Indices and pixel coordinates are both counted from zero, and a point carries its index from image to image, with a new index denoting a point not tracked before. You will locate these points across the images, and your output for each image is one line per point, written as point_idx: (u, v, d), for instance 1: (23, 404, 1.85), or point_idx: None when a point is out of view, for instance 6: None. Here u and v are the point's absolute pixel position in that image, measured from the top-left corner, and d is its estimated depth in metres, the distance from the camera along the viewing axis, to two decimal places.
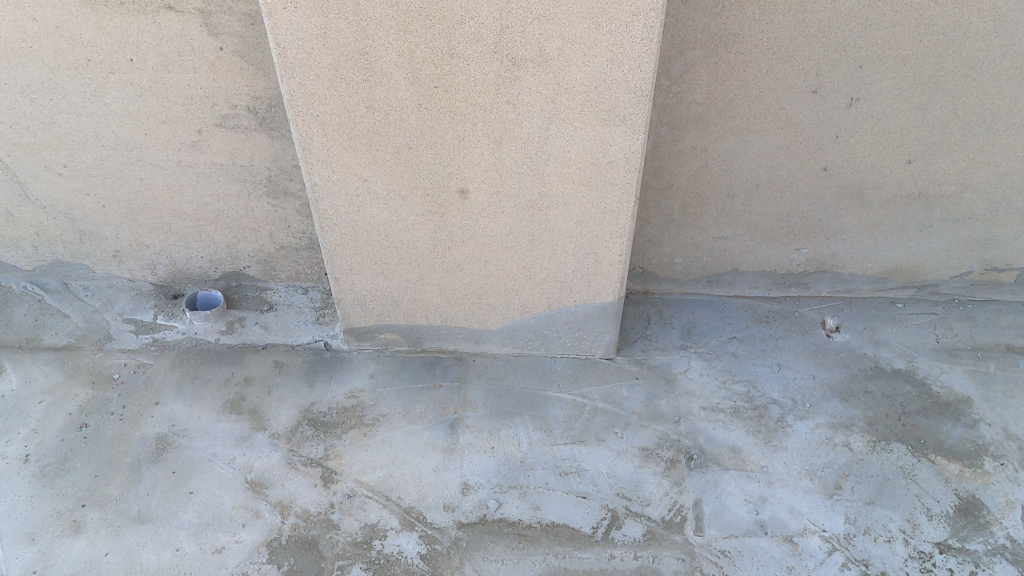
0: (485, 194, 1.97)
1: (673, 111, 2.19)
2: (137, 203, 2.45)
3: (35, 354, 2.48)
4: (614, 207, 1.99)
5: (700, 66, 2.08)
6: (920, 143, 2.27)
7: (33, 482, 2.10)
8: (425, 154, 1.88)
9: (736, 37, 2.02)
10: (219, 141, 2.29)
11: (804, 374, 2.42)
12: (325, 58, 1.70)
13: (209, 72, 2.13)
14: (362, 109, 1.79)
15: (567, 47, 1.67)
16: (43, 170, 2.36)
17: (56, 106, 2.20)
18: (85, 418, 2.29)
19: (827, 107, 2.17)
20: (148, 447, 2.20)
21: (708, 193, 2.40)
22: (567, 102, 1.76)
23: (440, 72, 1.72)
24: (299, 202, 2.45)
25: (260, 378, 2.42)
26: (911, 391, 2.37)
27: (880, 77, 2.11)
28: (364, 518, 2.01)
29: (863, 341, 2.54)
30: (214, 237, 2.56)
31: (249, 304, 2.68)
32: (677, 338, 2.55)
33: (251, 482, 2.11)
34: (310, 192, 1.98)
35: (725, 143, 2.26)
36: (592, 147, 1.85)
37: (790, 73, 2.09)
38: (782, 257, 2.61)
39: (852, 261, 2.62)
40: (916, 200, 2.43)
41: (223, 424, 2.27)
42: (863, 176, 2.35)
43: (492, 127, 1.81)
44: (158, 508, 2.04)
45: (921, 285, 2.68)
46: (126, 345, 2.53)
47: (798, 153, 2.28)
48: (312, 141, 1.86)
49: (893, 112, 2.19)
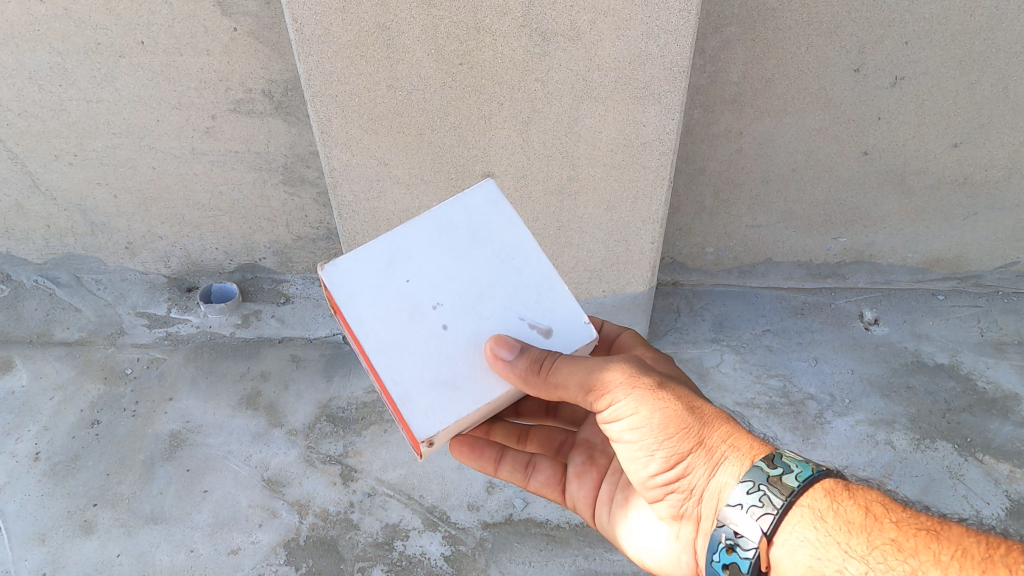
0: (512, 178, 1.88)
1: (707, 92, 2.08)
2: (150, 192, 2.37)
3: (45, 350, 2.42)
4: (646, 192, 1.89)
5: (737, 43, 1.96)
6: (967, 125, 2.16)
7: (43, 481, 2.03)
8: (449, 136, 1.80)
9: (775, 13, 1.90)
10: (233, 128, 2.20)
11: (843, 369, 2.32)
12: (344, 34, 1.61)
13: (223, 54, 2.03)
14: (383, 89, 1.71)
15: (599, 20, 1.57)
16: (53, 159, 2.28)
17: (65, 93, 2.12)
18: (97, 414, 2.22)
19: (870, 87, 2.06)
20: (162, 444, 2.13)
21: (742, 179, 2.30)
22: (599, 78, 1.67)
23: (465, 47, 1.63)
24: (316, 190, 2.36)
25: (276, 373, 2.34)
26: (955, 386, 2.26)
27: (926, 54, 2.00)
28: (384, 517, 1.94)
29: (903, 334, 2.44)
30: (229, 227, 2.49)
31: (265, 297, 2.60)
32: (708, 331, 2.45)
33: (268, 480, 2.03)
34: (329, 177, 1.89)
35: (761, 126, 2.15)
36: (625, 128, 1.76)
37: (830, 50, 1.98)
38: (818, 246, 2.50)
39: (891, 251, 2.51)
40: (960, 186, 2.32)
41: (239, 420, 2.19)
42: (904, 160, 2.24)
43: (520, 106, 1.73)
44: (172, 507, 1.97)
45: (964, 276, 2.57)
46: (139, 339, 2.45)
47: (838, 136, 2.18)
48: (329, 123, 1.77)
49: (939, 92, 2.08)
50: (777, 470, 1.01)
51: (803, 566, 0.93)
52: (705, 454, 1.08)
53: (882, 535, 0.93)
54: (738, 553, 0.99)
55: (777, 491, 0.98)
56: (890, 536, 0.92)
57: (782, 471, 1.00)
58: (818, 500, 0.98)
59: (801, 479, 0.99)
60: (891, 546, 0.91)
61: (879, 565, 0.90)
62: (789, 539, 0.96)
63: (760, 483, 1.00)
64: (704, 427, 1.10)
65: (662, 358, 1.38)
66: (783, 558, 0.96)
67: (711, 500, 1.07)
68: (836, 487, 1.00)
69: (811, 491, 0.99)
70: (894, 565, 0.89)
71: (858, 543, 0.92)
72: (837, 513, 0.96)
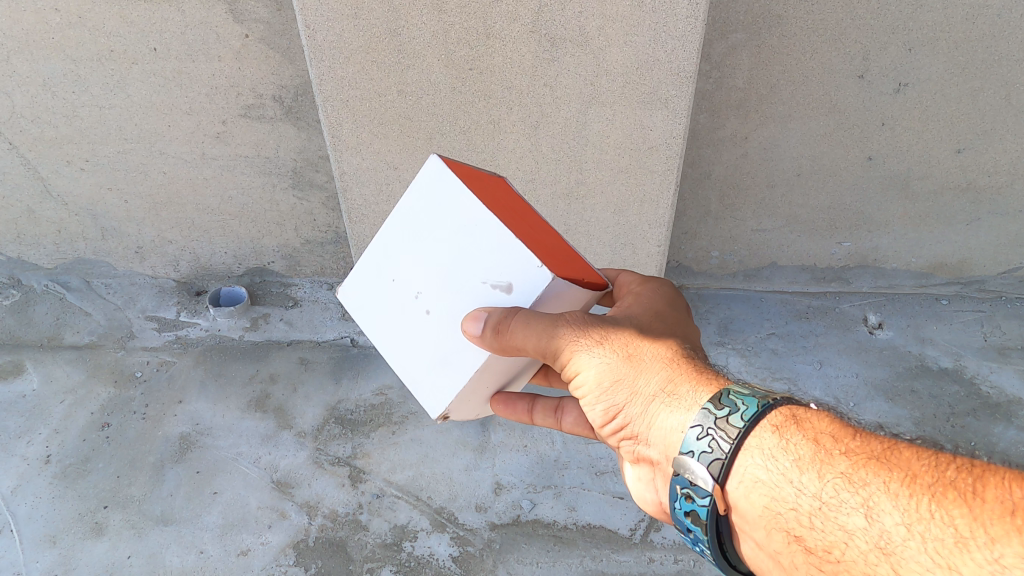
0: (520, 181, 1.91)
1: (712, 98, 2.10)
2: (161, 197, 2.40)
3: (55, 353, 2.43)
4: (653, 196, 1.91)
5: (743, 49, 1.98)
6: (970, 131, 2.18)
7: (54, 483, 2.05)
8: (458, 141, 1.83)
9: (780, 19, 1.92)
10: (243, 132, 2.21)
11: (847, 372, 2.33)
12: (356, 39, 1.63)
13: (235, 60, 2.04)
14: (394, 93, 1.73)
15: (607, 26, 1.59)
16: (65, 165, 2.31)
17: (78, 99, 2.14)
18: (107, 417, 2.24)
19: (874, 93, 2.08)
20: (172, 447, 2.15)
21: (747, 184, 2.32)
22: (607, 83, 1.69)
23: (475, 53, 1.65)
24: (325, 194, 2.38)
25: (285, 376, 2.35)
26: (959, 390, 2.27)
27: (930, 61, 2.02)
28: (393, 518, 1.96)
29: (907, 339, 2.45)
30: (238, 232, 2.51)
31: (274, 300, 2.62)
32: (714, 334, 2.46)
33: (277, 482, 2.05)
34: (340, 181, 1.92)
35: (767, 131, 2.17)
36: (632, 133, 1.78)
37: (835, 56, 2.00)
38: (822, 250, 2.52)
39: (894, 256, 2.53)
40: (963, 192, 2.34)
41: (248, 422, 2.21)
42: (908, 166, 2.27)
43: (528, 111, 1.76)
44: (182, 508, 1.99)
45: (967, 282, 2.59)
46: (148, 343, 2.47)
47: (843, 141, 2.20)
48: (341, 127, 1.80)
49: (943, 98, 2.10)
50: (723, 413, 0.86)
51: (760, 506, 0.81)
52: (638, 404, 0.99)
53: (834, 470, 0.76)
54: (695, 502, 0.87)
55: (724, 435, 0.84)
56: (841, 468, 0.76)
57: (727, 410, 0.86)
58: (766, 437, 0.83)
59: (745, 421, 0.84)
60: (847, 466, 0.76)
61: (830, 503, 0.75)
62: (740, 482, 0.83)
63: (704, 427, 0.86)
64: (642, 364, 1.02)
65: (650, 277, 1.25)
66: (739, 501, 0.83)
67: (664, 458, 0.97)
68: (787, 419, 0.85)
69: (757, 429, 0.84)
70: (846, 497, 0.74)
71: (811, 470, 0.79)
72: (790, 447, 0.81)
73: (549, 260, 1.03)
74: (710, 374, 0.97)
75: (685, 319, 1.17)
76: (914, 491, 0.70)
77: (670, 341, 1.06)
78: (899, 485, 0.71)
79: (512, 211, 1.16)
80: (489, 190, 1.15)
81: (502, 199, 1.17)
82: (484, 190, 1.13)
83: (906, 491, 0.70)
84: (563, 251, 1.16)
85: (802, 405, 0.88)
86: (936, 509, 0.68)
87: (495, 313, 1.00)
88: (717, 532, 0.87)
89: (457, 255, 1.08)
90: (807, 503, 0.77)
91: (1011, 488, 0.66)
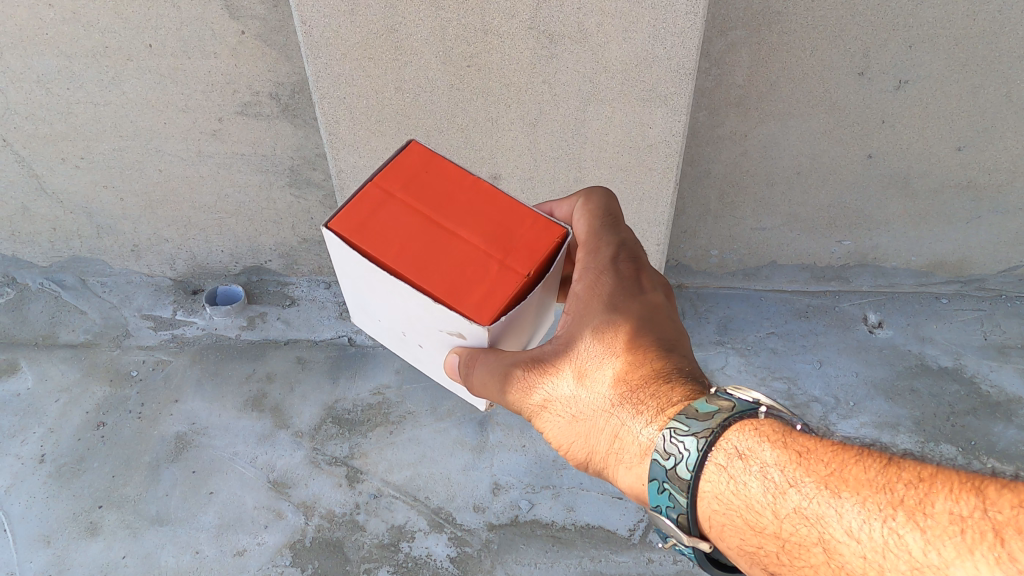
0: (518, 179, 1.90)
1: (712, 95, 2.09)
2: (157, 195, 2.38)
3: (51, 352, 2.42)
4: (652, 193, 1.90)
5: (742, 46, 1.97)
6: (970, 129, 2.16)
7: (48, 483, 2.05)
8: (456, 137, 1.81)
9: (780, 15, 1.90)
10: (240, 130, 2.20)
11: (847, 371, 2.32)
12: (352, 36, 1.62)
13: (230, 57, 2.02)
14: (391, 90, 1.72)
15: (606, 22, 1.58)
16: (60, 162, 2.29)
17: (72, 96, 2.12)
18: (102, 416, 2.22)
19: (874, 90, 2.07)
20: (167, 446, 2.13)
21: (747, 182, 2.31)
22: (606, 80, 1.68)
23: (473, 49, 1.64)
24: (322, 192, 2.37)
25: (281, 375, 2.34)
26: (959, 390, 2.26)
27: (930, 58, 2.00)
28: (390, 519, 1.96)
29: (907, 337, 2.44)
30: (235, 229, 2.49)
31: (271, 299, 2.61)
32: (713, 333, 2.45)
33: (274, 481, 2.04)
34: (337, 178, 1.90)
35: (766, 129, 2.16)
36: (631, 130, 1.77)
37: (835, 53, 1.98)
38: (822, 248, 2.51)
39: (895, 254, 2.52)
40: (964, 190, 2.33)
41: (244, 421, 2.20)
42: (909, 163, 2.26)
43: (527, 108, 1.74)
44: (178, 509, 1.98)
45: (968, 280, 2.58)
46: (144, 342, 2.46)
47: (843, 139, 2.19)
48: (338, 124, 1.78)
49: (943, 96, 2.08)
50: (670, 463, 0.80)
51: (732, 549, 0.76)
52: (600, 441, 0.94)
53: (789, 506, 0.71)
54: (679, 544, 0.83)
55: (680, 489, 0.79)
56: (794, 503, 0.71)
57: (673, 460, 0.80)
58: (716, 478, 0.77)
59: (693, 468, 0.78)
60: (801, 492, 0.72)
61: (795, 543, 0.70)
62: (709, 528, 0.78)
63: (661, 482, 0.80)
64: (595, 406, 0.96)
65: (592, 240, 1.14)
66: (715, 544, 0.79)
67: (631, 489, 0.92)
68: (730, 449, 0.78)
69: (706, 470, 0.78)
70: (807, 533, 0.69)
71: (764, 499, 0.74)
72: (741, 482, 0.76)
73: (482, 301, 0.97)
74: (652, 406, 0.89)
75: (638, 295, 1.07)
76: (869, 512, 0.66)
77: (616, 360, 0.97)
78: (856, 511, 0.67)
79: (440, 218, 1.05)
80: (401, 218, 1.04)
81: (425, 211, 1.05)
82: (396, 227, 1.02)
83: (865, 518, 0.66)
84: (510, 234, 1.05)
85: (744, 420, 0.80)
86: (892, 533, 0.64)
87: (466, 363, 1.02)
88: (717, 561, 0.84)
89: (399, 305, 1.03)
90: (772, 544, 0.72)
91: (962, 500, 0.63)
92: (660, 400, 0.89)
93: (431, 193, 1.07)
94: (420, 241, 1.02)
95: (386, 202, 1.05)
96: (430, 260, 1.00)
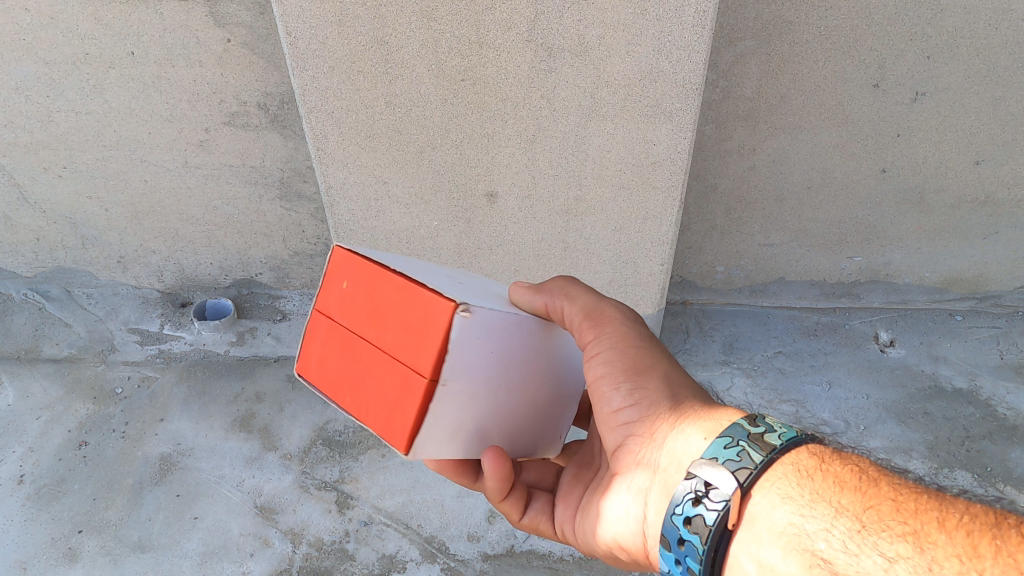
0: (515, 198, 1.81)
1: (719, 108, 1.99)
2: (142, 206, 2.30)
3: (33, 367, 2.35)
4: (656, 213, 1.82)
5: (751, 56, 1.88)
6: (989, 143, 2.08)
7: (27, 506, 1.97)
8: (450, 155, 1.73)
9: (791, 25, 1.81)
10: (227, 140, 2.11)
11: (858, 394, 2.23)
12: (340, 48, 1.53)
13: (217, 66, 1.94)
14: (381, 105, 1.63)
15: (608, 34, 1.49)
16: (41, 172, 2.21)
17: (53, 104, 2.04)
18: (85, 435, 2.15)
19: (889, 102, 1.98)
20: (151, 468, 2.06)
21: (755, 197, 2.22)
22: (608, 96, 1.59)
23: (467, 63, 1.55)
24: (313, 206, 2.29)
25: (271, 394, 2.26)
26: (974, 413, 2.17)
27: (949, 69, 1.91)
28: (381, 548, 1.87)
29: (920, 357, 2.35)
30: (225, 242, 2.41)
31: (261, 313, 2.52)
32: (718, 352, 2.37)
33: (261, 507, 1.96)
34: (325, 195, 1.81)
35: (776, 142, 2.07)
36: (634, 147, 1.69)
37: (849, 64, 1.89)
38: (832, 265, 2.43)
39: (908, 271, 2.43)
40: (981, 205, 2.24)
41: (232, 443, 2.12)
42: (925, 178, 2.16)
43: (524, 124, 1.66)
44: (160, 534, 1.90)
45: (983, 296, 2.49)
46: (130, 357, 2.39)
47: (856, 152, 2.10)
48: (326, 140, 1.70)
49: (961, 108, 1.99)
50: (759, 428, 0.87)
51: (783, 524, 0.77)
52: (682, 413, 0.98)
53: (878, 498, 0.77)
54: (703, 507, 0.81)
55: (758, 447, 0.84)
56: (888, 497, 0.77)
57: (764, 429, 0.87)
58: (804, 460, 0.84)
59: (786, 439, 0.84)
60: (889, 507, 0.75)
61: (875, 523, 0.73)
62: (771, 495, 0.80)
63: (738, 439, 0.86)
64: (653, 417, 1.00)
65: (601, 303, 1.11)
66: (760, 515, 0.79)
67: (671, 453, 0.94)
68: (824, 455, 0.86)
69: (795, 451, 0.85)
70: (893, 522, 0.73)
71: (850, 502, 0.77)
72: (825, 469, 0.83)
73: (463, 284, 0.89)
74: (727, 413, 0.95)
75: None
76: (969, 527, 0.71)
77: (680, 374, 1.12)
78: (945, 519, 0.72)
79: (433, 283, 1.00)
80: None
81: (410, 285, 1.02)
82: None
83: (967, 536, 0.70)
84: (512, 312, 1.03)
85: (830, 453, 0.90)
86: (975, 539, 0.69)
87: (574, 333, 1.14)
88: (713, 547, 0.80)
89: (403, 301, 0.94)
90: (846, 524, 0.74)
91: None
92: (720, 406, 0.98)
93: (353, 303, 0.93)
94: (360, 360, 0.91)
95: (331, 330, 0.95)
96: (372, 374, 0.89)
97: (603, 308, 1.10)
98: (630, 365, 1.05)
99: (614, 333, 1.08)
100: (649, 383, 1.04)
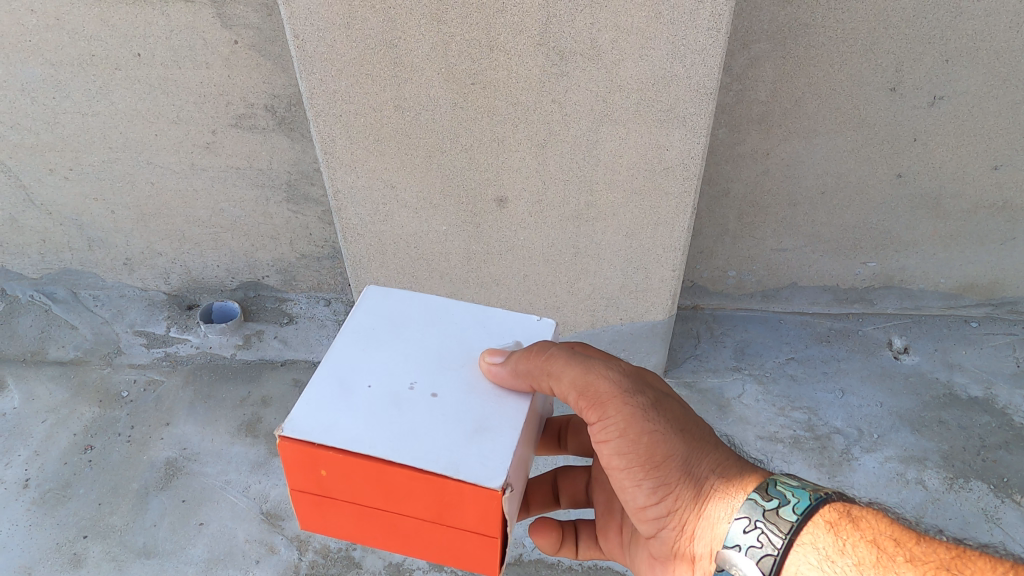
0: (525, 202, 1.79)
1: (733, 112, 1.96)
2: (148, 207, 2.29)
3: (39, 369, 2.34)
4: (669, 218, 1.79)
5: (766, 60, 1.85)
6: (1007, 148, 2.04)
7: (31, 511, 1.95)
8: (460, 159, 1.70)
9: (806, 28, 1.78)
10: (234, 142, 2.09)
11: (871, 401, 2.19)
12: (348, 51, 1.51)
13: (223, 68, 1.93)
14: (389, 109, 1.61)
15: (621, 38, 1.46)
16: (48, 173, 2.20)
17: (59, 106, 2.03)
18: (91, 439, 2.13)
19: (906, 107, 1.94)
20: (157, 473, 2.04)
21: (767, 202, 2.19)
22: (620, 100, 1.56)
23: (477, 66, 1.53)
24: (321, 208, 2.26)
25: (277, 398, 2.24)
26: (990, 421, 2.13)
27: (967, 74, 1.88)
28: (388, 556, 1.85)
29: (934, 365, 2.31)
30: (231, 244, 2.39)
31: (269, 316, 2.50)
32: (729, 358, 2.34)
33: (267, 513, 1.94)
34: (333, 199, 1.79)
35: (790, 146, 2.04)
36: (647, 153, 1.66)
37: (866, 68, 1.86)
38: (845, 270, 2.39)
39: (923, 276, 2.39)
40: (999, 211, 2.21)
41: (237, 448, 2.10)
42: (941, 183, 2.13)
43: (535, 128, 1.63)
44: (165, 540, 1.88)
45: (1000, 303, 2.45)
46: (136, 360, 2.37)
47: (871, 157, 2.06)
48: (333, 142, 1.67)
49: (980, 113, 1.96)
50: (773, 504, 0.92)
51: None
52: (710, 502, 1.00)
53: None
54: None
55: (776, 528, 0.89)
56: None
57: (778, 503, 0.92)
58: (821, 534, 0.89)
59: (800, 513, 0.89)
60: None
61: None
62: None
63: (754, 519, 0.91)
64: (685, 509, 1.02)
65: (592, 377, 1.00)
66: None
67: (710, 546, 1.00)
68: (839, 519, 0.91)
69: (811, 523, 0.90)
70: None
71: None
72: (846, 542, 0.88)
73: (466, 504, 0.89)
74: (740, 495, 0.99)
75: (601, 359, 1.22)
76: None
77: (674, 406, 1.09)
78: None
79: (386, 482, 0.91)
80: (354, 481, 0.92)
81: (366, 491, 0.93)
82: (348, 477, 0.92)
83: None
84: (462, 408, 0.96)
85: (847, 504, 0.94)
86: None
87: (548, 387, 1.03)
88: None
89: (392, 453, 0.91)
90: None
91: None
92: (739, 481, 1.01)
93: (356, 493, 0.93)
94: (364, 520, 0.98)
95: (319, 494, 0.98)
96: (399, 528, 0.97)
97: (592, 378, 1.00)
98: (646, 459, 1.01)
99: (619, 416, 1.00)
100: (661, 464, 1.02)
